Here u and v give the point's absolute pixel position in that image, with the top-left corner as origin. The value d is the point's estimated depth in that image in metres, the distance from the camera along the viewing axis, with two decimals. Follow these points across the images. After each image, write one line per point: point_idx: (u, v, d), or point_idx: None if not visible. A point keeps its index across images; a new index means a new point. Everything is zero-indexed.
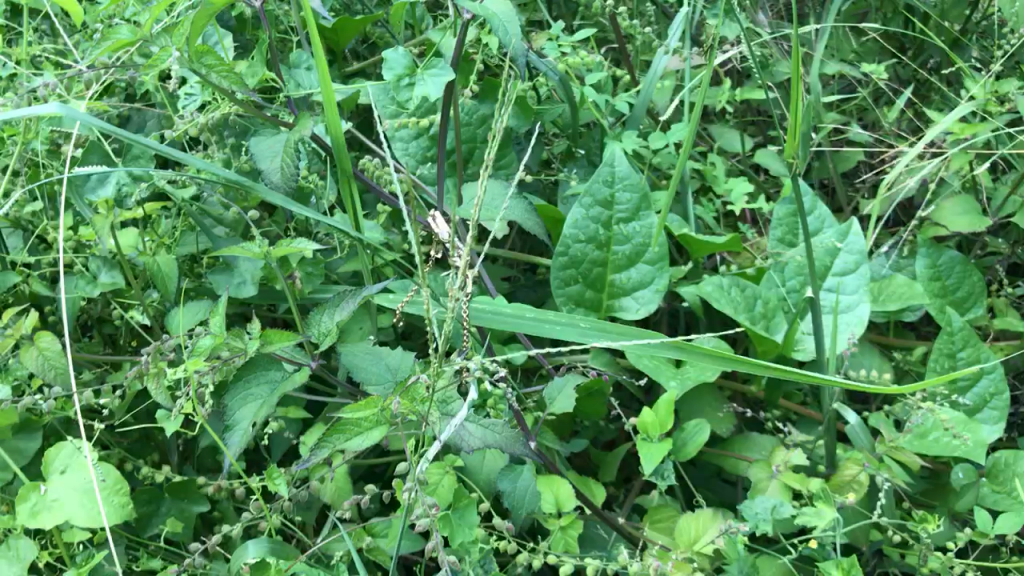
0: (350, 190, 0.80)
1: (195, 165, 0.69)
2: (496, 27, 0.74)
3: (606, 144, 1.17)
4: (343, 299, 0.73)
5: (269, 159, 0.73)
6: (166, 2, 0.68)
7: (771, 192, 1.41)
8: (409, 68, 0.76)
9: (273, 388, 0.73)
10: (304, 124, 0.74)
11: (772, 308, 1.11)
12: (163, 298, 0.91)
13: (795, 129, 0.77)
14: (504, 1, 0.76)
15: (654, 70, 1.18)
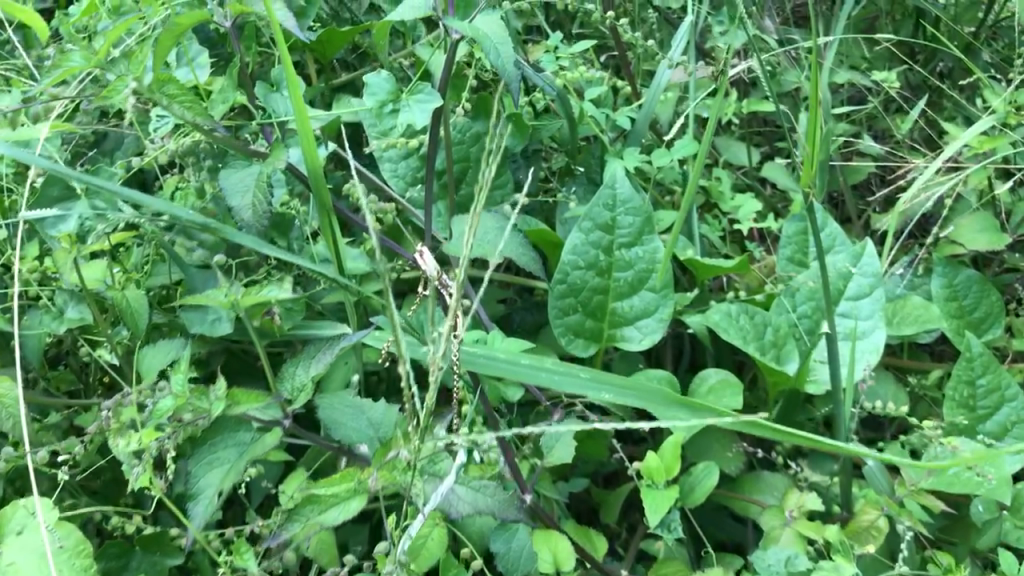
0: (329, 224, 0.73)
1: (155, 209, 0.63)
2: (487, 49, 0.68)
3: (607, 162, 1.11)
4: (320, 353, 0.72)
5: (240, 196, 0.68)
6: (123, 28, 0.64)
7: (779, 207, 1.35)
8: (393, 94, 0.70)
9: (241, 452, 0.72)
10: (278, 157, 0.68)
11: (783, 335, 1.05)
12: (133, 336, 0.85)
13: (812, 159, 0.73)
14: (497, 22, 0.70)
15: (657, 83, 1.12)
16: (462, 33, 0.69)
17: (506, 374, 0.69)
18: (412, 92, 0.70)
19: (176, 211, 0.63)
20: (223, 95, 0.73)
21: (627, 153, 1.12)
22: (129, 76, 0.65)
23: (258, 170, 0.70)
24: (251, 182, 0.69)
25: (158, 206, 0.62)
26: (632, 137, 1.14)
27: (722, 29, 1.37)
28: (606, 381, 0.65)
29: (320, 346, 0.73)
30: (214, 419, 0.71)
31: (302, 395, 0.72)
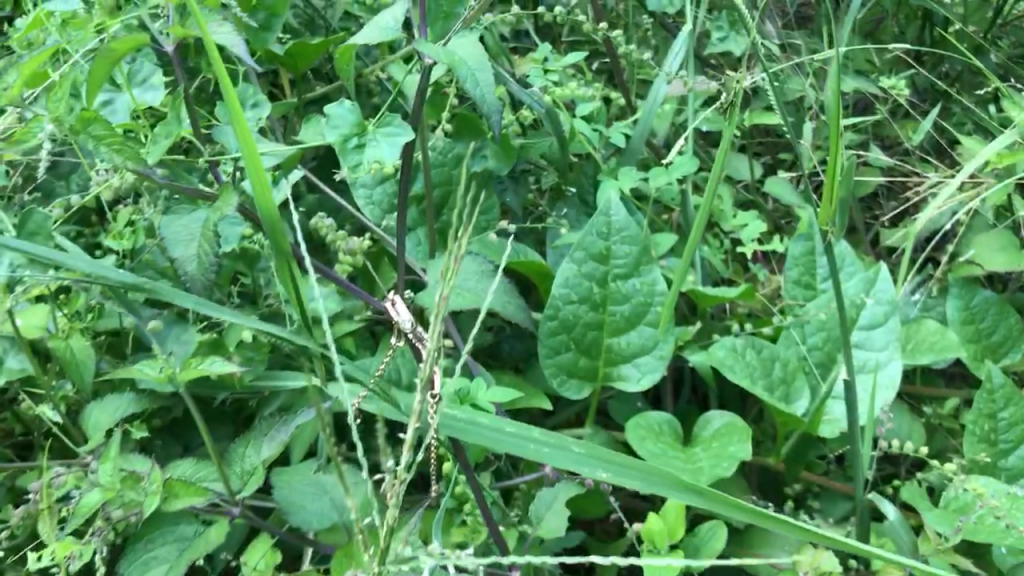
0: (289, 273, 0.66)
1: (79, 269, 0.56)
2: (464, 77, 0.60)
3: (601, 182, 1.03)
4: (267, 435, 0.70)
5: (182, 248, 0.64)
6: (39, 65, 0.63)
7: (784, 224, 1.27)
8: (357, 126, 0.63)
9: (182, 549, 0.67)
10: (226, 201, 0.63)
11: (793, 370, 0.98)
12: (78, 391, 0.77)
13: (832, 194, 0.66)
14: (472, 43, 0.62)
15: (654, 98, 1.04)
16: (436, 59, 0.61)
17: (481, 441, 0.60)
18: (380, 123, 0.63)
19: (105, 271, 0.57)
20: (167, 126, 0.65)
21: (622, 173, 1.04)
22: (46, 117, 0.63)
23: (204, 216, 0.65)
24: (197, 231, 0.65)
25: (81, 267, 0.56)
26: (628, 154, 1.06)
27: (721, 36, 1.29)
28: (601, 456, 0.58)
29: (263, 428, 0.71)
30: (150, 513, 0.67)
31: (252, 480, 0.68)
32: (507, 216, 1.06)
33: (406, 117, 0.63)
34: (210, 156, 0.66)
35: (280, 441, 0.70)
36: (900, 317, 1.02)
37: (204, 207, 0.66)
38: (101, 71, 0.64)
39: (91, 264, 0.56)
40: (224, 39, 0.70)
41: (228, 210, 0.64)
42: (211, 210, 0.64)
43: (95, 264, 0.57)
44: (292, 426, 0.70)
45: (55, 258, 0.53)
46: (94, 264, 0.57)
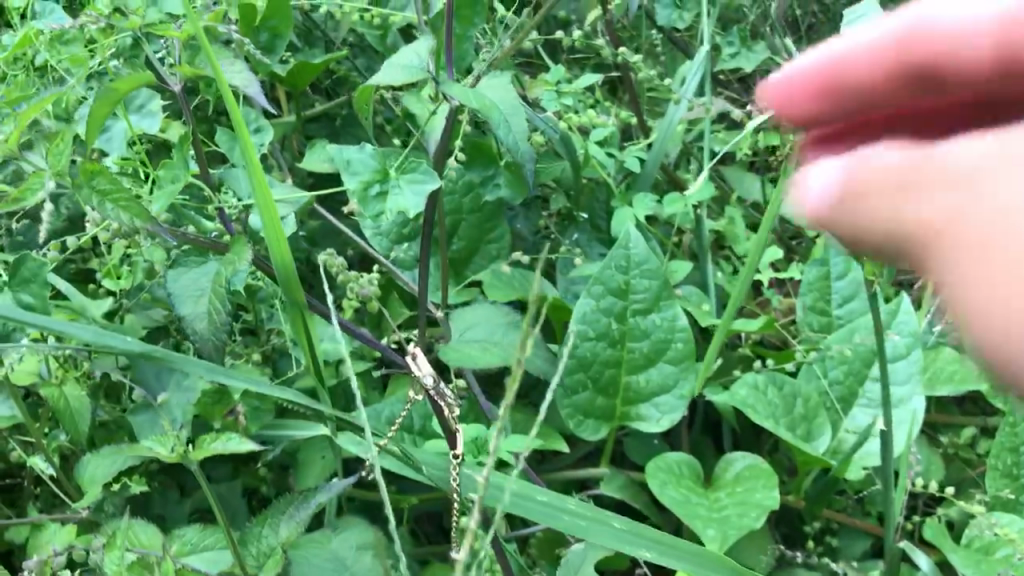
0: (305, 327, 0.63)
1: (82, 338, 0.54)
2: (496, 123, 0.56)
3: (614, 209, 0.99)
4: (286, 513, 0.67)
5: (190, 306, 0.61)
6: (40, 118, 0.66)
7: (796, 245, 1.23)
8: (378, 172, 0.62)
9: None
10: (241, 255, 0.63)
11: (815, 406, 0.94)
12: (74, 442, 0.73)
13: None
14: (503, 83, 0.58)
15: (669, 121, 1.00)
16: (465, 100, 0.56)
17: (513, 507, 0.55)
18: (402, 167, 0.62)
19: (110, 339, 0.55)
20: (173, 171, 0.65)
21: (636, 200, 1.00)
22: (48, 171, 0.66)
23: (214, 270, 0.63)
24: (207, 287, 0.62)
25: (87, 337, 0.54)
26: (641, 180, 1.02)
27: (732, 52, 1.25)
28: (646, 537, 0.55)
29: (282, 504, 0.67)
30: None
31: (269, 562, 0.64)
32: (517, 244, 1.02)
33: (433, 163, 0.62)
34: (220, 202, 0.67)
35: (298, 520, 0.66)
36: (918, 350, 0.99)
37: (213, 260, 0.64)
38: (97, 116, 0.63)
39: (96, 333, 0.54)
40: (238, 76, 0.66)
41: (243, 263, 0.63)
42: (221, 262, 0.63)
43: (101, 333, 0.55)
44: (313, 502, 0.67)
45: (66, 331, 0.52)
46: (100, 333, 0.54)
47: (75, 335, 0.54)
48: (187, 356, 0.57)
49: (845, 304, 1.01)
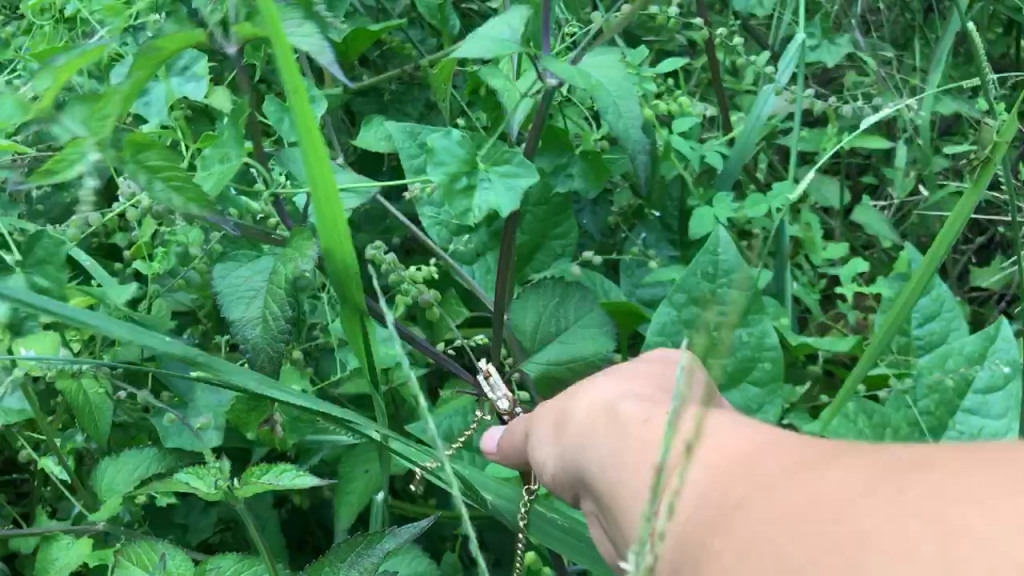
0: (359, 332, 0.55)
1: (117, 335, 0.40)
2: (604, 104, 0.59)
3: (693, 209, 0.90)
4: (346, 560, 0.52)
5: (242, 308, 0.59)
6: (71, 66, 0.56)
7: (872, 259, 1.13)
8: (466, 163, 0.63)
9: None
10: (304, 249, 0.59)
11: (906, 438, 0.82)
12: (90, 443, 0.64)
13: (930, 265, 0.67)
14: (606, 66, 0.60)
15: (757, 117, 0.91)
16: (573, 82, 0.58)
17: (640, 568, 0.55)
18: (491, 159, 0.64)
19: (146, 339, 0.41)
20: (224, 150, 0.62)
21: (717, 200, 0.90)
22: (81, 142, 0.56)
23: (267, 264, 0.62)
24: (260, 285, 0.61)
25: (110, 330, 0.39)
26: (721, 178, 0.93)
27: (813, 44, 1.16)
28: None
29: (342, 549, 0.53)
30: None
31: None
32: (580, 243, 0.93)
33: (526, 156, 0.63)
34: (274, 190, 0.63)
35: (362, 568, 0.52)
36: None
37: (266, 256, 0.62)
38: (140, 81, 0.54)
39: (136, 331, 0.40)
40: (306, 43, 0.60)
41: (303, 259, 0.59)
42: (280, 258, 0.59)
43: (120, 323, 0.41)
44: (389, 545, 0.52)
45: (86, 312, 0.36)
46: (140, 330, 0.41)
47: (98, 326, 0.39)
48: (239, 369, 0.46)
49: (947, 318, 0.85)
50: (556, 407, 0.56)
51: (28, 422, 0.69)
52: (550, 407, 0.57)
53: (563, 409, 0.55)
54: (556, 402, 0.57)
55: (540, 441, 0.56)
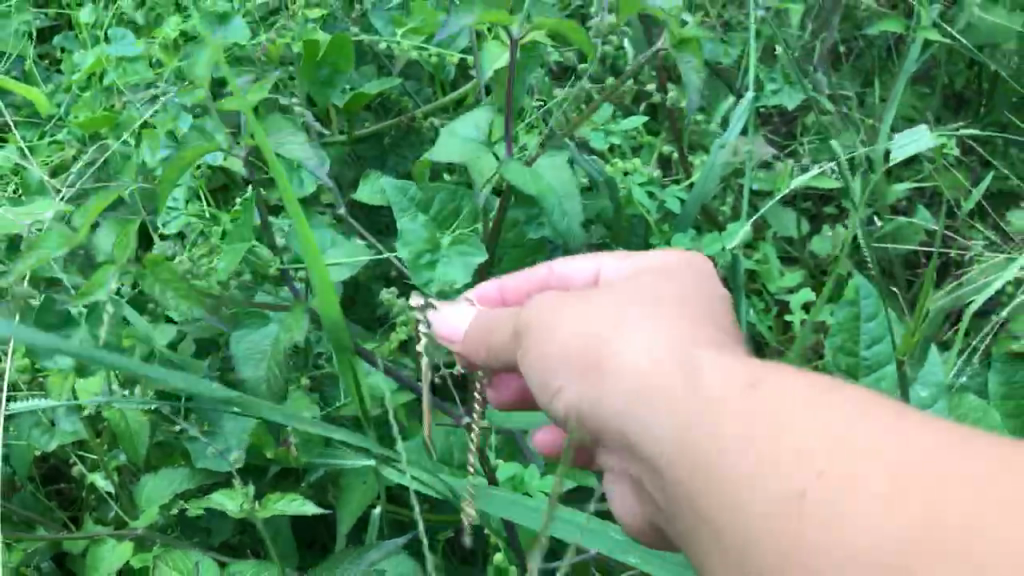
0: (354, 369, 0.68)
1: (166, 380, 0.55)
2: (555, 203, 0.75)
3: (653, 249, 1.02)
4: None
5: (253, 367, 0.72)
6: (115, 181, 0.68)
7: (827, 284, 1.25)
8: (428, 242, 0.79)
9: None
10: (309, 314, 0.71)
11: None
12: (131, 462, 0.77)
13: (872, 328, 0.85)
14: (569, 165, 0.76)
15: (711, 165, 1.02)
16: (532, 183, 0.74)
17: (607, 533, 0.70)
18: (452, 241, 0.80)
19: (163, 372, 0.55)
20: (249, 225, 0.73)
21: (676, 238, 1.02)
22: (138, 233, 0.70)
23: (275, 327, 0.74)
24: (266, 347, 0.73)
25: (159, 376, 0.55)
26: (681, 219, 1.05)
27: (775, 88, 1.26)
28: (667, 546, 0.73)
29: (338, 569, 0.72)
30: None
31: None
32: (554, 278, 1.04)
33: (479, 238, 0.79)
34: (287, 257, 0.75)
35: None
36: (960, 398, 0.93)
37: (273, 319, 0.74)
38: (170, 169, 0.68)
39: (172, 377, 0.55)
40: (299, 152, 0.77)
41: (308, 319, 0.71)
42: (284, 325, 0.73)
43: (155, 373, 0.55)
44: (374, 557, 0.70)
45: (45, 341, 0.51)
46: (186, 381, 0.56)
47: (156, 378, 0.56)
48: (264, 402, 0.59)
49: (872, 346, 0.96)
50: (585, 335, 0.58)
51: (78, 442, 0.82)
52: (576, 335, 0.58)
53: (599, 347, 0.56)
54: (583, 324, 0.58)
55: (559, 366, 0.58)
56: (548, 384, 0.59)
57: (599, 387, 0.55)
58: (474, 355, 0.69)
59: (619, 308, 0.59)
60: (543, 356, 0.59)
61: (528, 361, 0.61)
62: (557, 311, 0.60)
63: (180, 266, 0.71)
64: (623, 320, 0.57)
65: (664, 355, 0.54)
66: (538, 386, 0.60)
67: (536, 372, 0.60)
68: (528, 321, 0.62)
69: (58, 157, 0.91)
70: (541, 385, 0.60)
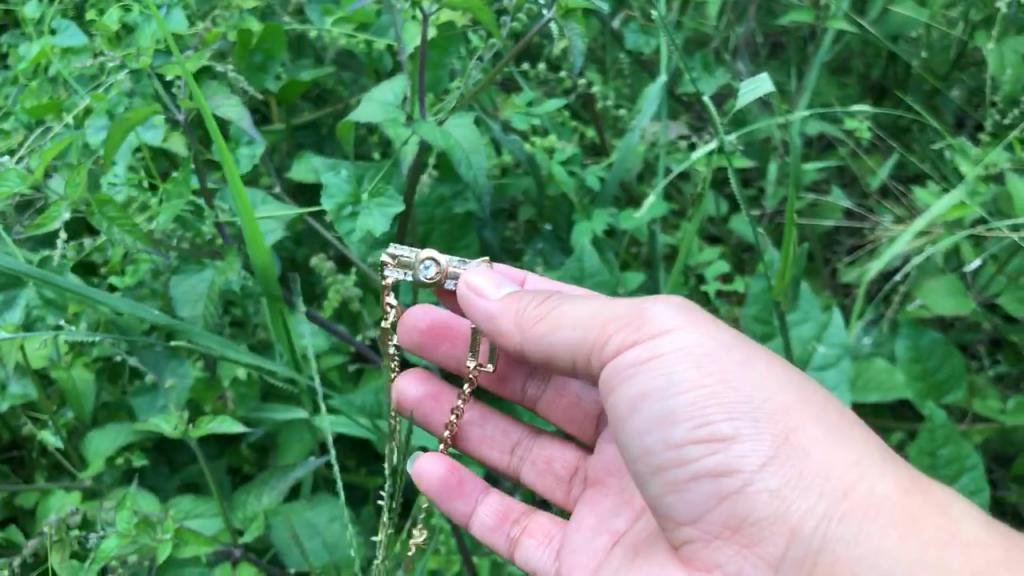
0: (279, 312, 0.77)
1: (120, 307, 0.71)
2: (460, 158, 0.80)
3: (574, 223, 1.08)
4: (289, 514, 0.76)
5: (190, 307, 0.82)
6: (54, 149, 0.80)
7: (745, 258, 1.32)
8: (351, 195, 0.81)
9: None
10: (231, 266, 0.82)
11: None
12: (78, 419, 0.82)
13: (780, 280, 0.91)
14: (473, 130, 0.82)
15: (625, 144, 1.09)
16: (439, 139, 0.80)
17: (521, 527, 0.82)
18: (371, 194, 0.82)
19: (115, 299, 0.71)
20: (181, 194, 0.79)
21: (595, 213, 1.08)
22: (69, 197, 0.76)
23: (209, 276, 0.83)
24: (204, 291, 0.82)
25: (119, 303, 0.71)
26: (600, 196, 1.11)
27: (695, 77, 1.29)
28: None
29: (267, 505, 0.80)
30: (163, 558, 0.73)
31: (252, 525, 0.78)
32: (485, 252, 1.10)
33: (397, 192, 0.82)
34: (216, 219, 0.82)
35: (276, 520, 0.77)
36: (855, 356, 0.99)
37: (208, 269, 0.83)
38: (117, 137, 0.83)
39: (129, 303, 0.72)
40: (233, 112, 0.85)
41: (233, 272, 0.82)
42: (216, 272, 0.83)
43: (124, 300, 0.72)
44: (295, 478, 0.80)
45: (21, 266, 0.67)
46: (135, 306, 0.72)
47: (113, 301, 0.72)
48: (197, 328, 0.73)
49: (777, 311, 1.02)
50: (784, 405, 0.65)
51: (29, 405, 0.87)
52: (783, 412, 0.64)
53: (825, 446, 0.63)
54: (795, 411, 0.64)
55: (748, 415, 0.63)
56: (720, 424, 0.63)
57: (800, 464, 0.62)
58: (506, 317, 0.75)
59: (808, 394, 0.66)
60: (733, 403, 0.64)
61: (702, 392, 0.64)
62: (742, 371, 0.65)
63: (122, 227, 0.77)
64: (832, 415, 0.65)
65: (868, 466, 0.63)
66: (697, 418, 0.64)
67: (706, 403, 0.64)
68: (707, 353, 0.66)
69: (7, 143, 0.97)
70: (699, 419, 0.63)
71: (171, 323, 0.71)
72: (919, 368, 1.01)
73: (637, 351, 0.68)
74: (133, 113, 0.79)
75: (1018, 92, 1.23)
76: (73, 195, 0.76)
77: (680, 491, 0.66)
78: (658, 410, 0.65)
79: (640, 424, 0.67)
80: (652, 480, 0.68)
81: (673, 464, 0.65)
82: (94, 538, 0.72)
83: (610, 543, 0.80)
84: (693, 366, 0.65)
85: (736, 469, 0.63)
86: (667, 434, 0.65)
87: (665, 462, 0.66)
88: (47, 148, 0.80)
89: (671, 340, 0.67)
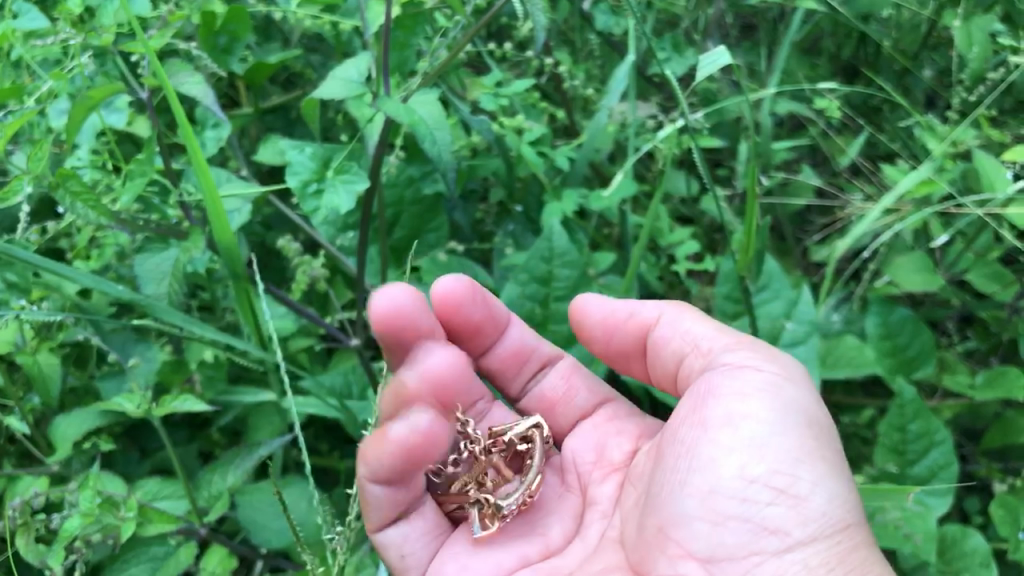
0: (244, 292, 0.77)
1: (83, 282, 0.70)
2: (423, 133, 0.80)
3: (545, 204, 1.08)
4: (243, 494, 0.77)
5: (155, 285, 0.81)
6: (13, 130, 0.79)
7: (717, 239, 1.32)
8: (314, 172, 0.81)
9: (155, 568, 0.76)
10: (196, 245, 0.82)
11: None
12: (45, 403, 0.82)
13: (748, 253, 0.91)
14: (437, 105, 0.82)
15: (593, 124, 1.09)
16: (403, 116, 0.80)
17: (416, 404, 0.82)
18: (335, 171, 0.82)
19: (79, 276, 0.70)
20: (144, 174, 0.79)
21: (564, 193, 1.08)
22: (27, 177, 0.76)
23: (175, 254, 0.82)
24: (168, 270, 0.82)
25: (81, 279, 0.70)
26: (569, 176, 1.11)
27: (665, 57, 1.28)
28: None
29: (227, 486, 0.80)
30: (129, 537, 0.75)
31: (217, 503, 0.78)
32: (456, 234, 1.09)
33: (360, 168, 0.82)
34: (180, 199, 0.82)
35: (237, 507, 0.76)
36: (823, 336, 0.99)
37: (172, 248, 0.83)
38: (79, 118, 0.83)
39: (91, 279, 0.71)
40: (196, 90, 0.85)
41: (198, 250, 0.82)
42: (181, 250, 0.82)
43: (90, 276, 0.71)
44: (257, 455, 0.80)
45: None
46: (99, 281, 0.72)
47: (76, 279, 0.71)
48: (163, 307, 0.73)
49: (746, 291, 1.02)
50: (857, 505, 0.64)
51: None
52: (854, 506, 0.64)
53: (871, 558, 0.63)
54: (860, 515, 0.64)
55: (830, 493, 0.63)
56: (803, 482, 0.62)
57: (841, 551, 0.62)
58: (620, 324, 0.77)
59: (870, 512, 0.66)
60: (821, 474, 0.63)
61: (803, 448, 0.63)
62: (833, 453, 0.64)
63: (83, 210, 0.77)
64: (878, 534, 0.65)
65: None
66: (787, 465, 0.62)
67: (797, 459, 0.63)
68: (817, 416, 0.65)
69: None
70: (785, 470, 0.62)
71: (133, 301, 0.71)
72: (890, 345, 1.02)
73: (757, 373, 0.66)
74: (93, 92, 0.78)
75: (986, 70, 1.23)
76: (32, 175, 0.76)
77: (720, 531, 0.63)
78: (752, 439, 0.63)
79: (721, 437, 0.64)
80: (691, 490, 0.65)
81: (733, 488, 0.63)
82: (57, 519, 0.72)
83: (518, 564, 0.76)
84: (799, 422, 0.64)
85: (788, 527, 0.62)
86: (746, 462, 0.63)
87: (725, 484, 0.63)
88: (7, 128, 0.80)
89: (796, 390, 0.66)
